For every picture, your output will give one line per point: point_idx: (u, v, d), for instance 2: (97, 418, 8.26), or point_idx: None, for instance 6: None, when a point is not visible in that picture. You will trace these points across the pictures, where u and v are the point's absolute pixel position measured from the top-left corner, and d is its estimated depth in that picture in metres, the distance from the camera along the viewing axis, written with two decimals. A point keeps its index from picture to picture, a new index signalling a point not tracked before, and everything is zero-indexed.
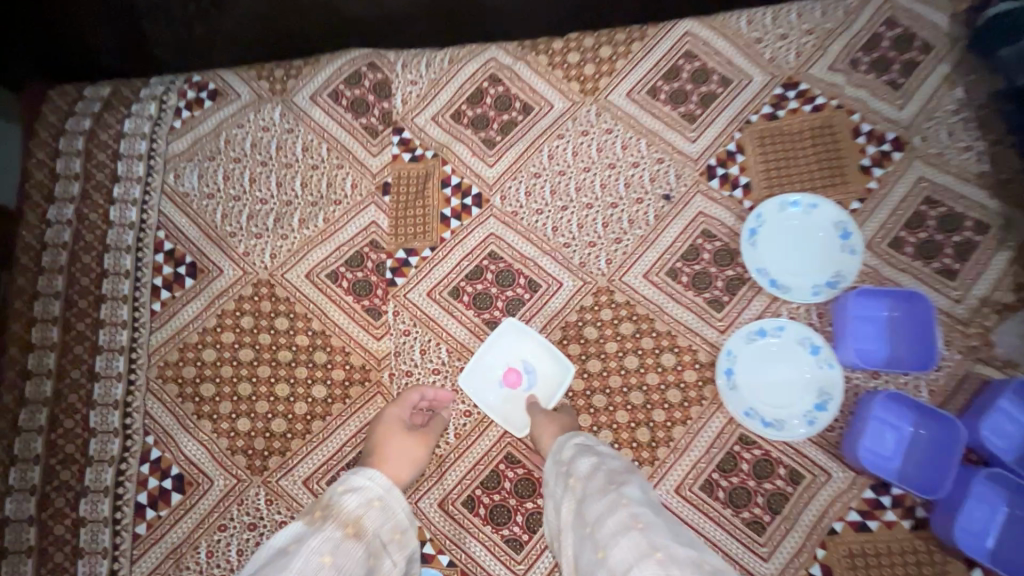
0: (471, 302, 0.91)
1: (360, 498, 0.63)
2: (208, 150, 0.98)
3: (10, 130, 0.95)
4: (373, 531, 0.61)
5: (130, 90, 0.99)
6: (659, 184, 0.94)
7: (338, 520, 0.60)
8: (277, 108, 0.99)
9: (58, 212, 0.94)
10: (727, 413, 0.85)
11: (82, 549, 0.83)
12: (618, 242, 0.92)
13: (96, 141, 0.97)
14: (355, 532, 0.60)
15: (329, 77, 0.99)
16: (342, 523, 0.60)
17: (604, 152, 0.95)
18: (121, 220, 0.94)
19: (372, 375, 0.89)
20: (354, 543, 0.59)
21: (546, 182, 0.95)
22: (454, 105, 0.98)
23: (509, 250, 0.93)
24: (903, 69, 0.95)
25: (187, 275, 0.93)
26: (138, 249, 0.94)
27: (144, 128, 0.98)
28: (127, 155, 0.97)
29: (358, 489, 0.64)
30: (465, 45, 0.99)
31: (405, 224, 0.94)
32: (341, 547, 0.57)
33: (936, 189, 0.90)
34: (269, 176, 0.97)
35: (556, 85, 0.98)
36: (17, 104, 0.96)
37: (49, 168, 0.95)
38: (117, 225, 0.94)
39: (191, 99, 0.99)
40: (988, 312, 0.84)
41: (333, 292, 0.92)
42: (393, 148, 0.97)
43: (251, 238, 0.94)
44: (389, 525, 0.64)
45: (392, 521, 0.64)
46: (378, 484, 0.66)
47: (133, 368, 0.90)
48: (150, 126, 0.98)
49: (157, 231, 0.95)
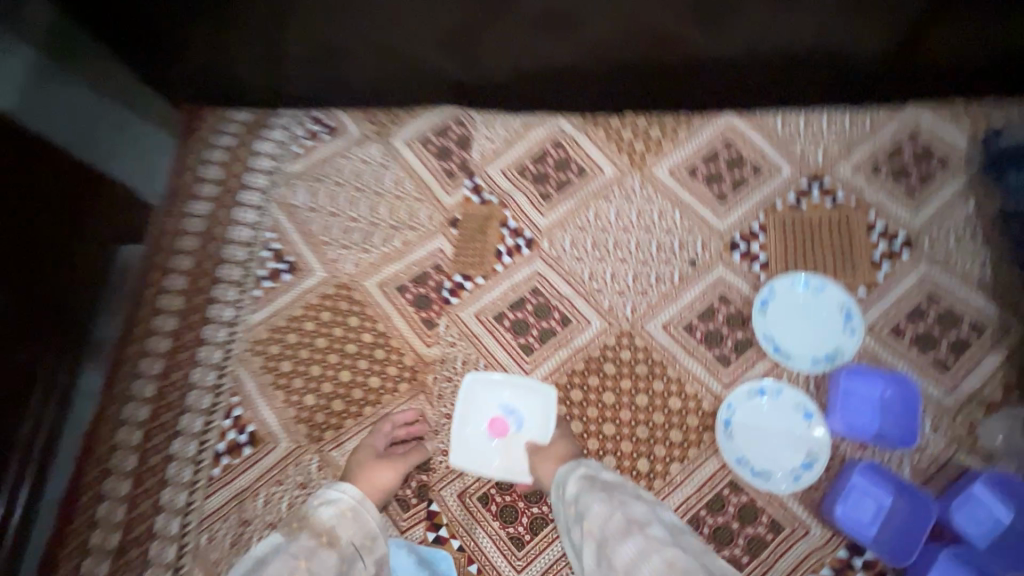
0: (511, 326, 1.07)
1: (334, 509, 0.86)
2: (318, 173, 1.20)
3: (168, 140, 1.21)
4: (344, 539, 0.83)
5: (265, 118, 1.23)
6: (687, 250, 1.08)
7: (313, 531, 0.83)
8: (377, 146, 1.21)
9: (196, 207, 1.18)
10: (721, 459, 0.95)
11: (168, 479, 1.01)
12: (644, 295, 1.06)
13: (235, 156, 1.21)
14: (328, 538, 0.82)
15: (422, 126, 1.21)
16: (316, 532, 0.83)
17: (642, 216, 1.11)
18: (243, 220, 1.17)
19: (419, 375, 1.06)
20: (326, 547, 0.81)
21: (589, 235, 1.11)
22: (521, 161, 1.16)
23: (550, 288, 1.09)
24: (921, 179, 1.07)
25: (286, 271, 1.14)
26: (251, 245, 1.16)
27: (272, 150, 1.21)
28: (256, 169, 1.20)
29: (331, 503, 0.87)
30: (537, 113, 1.18)
31: (466, 254, 1.12)
32: (314, 549, 0.80)
33: (938, 288, 1.00)
34: (362, 200, 1.18)
35: (609, 155, 1.15)
36: (180, 119, 1.22)
37: (195, 171, 1.20)
38: (239, 224, 1.17)
39: (311, 130, 1.22)
40: (975, 407, 0.94)
41: (398, 301, 1.10)
42: (465, 190, 1.16)
43: (340, 248, 1.15)
44: (359, 532, 0.86)
45: (361, 531, 0.86)
46: (352, 497, 0.89)
47: (231, 339, 1.10)
48: (277, 149, 1.21)
49: (268, 233, 1.17)
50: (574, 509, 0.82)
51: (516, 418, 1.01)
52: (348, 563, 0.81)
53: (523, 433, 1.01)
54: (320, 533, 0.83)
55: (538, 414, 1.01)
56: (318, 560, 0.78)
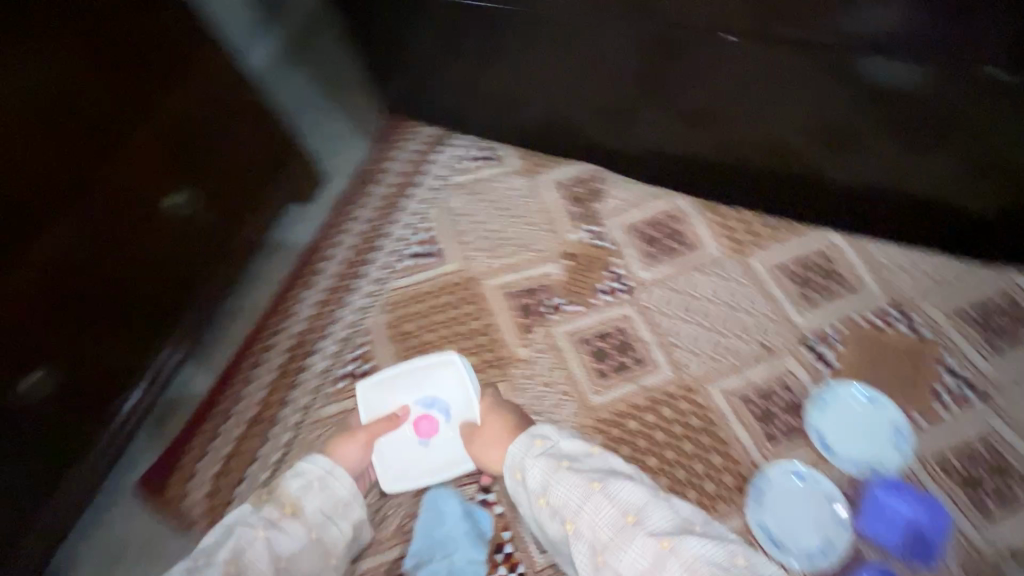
0: (592, 351, 1.26)
1: (301, 480, 1.05)
2: (473, 188, 1.49)
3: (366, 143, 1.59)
4: (309, 508, 1.02)
5: (448, 138, 1.56)
6: (763, 334, 1.23)
7: (277, 502, 1.02)
8: (526, 179, 1.49)
9: (377, 189, 1.52)
10: (744, 519, 1.08)
11: (300, 383, 1.31)
12: (715, 360, 1.22)
13: (416, 160, 1.55)
14: (293, 509, 1.01)
15: (567, 173, 1.48)
16: (285, 504, 1.01)
17: (731, 295, 1.28)
18: (407, 208, 1.49)
19: (505, 366, 1.28)
20: (290, 517, 0.99)
21: (681, 297, 1.30)
22: (639, 222, 1.39)
23: (635, 330, 1.27)
24: (998, 336, 1.19)
25: (427, 254, 1.42)
26: (407, 228, 1.46)
27: (445, 162, 1.54)
28: (429, 173, 1.53)
29: (300, 477, 1.06)
30: (665, 187, 1.42)
31: (573, 283, 1.34)
32: (279, 521, 0.99)
33: (992, 437, 1.11)
34: (500, 217, 1.45)
35: (717, 237, 1.35)
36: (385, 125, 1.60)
37: (384, 164, 1.55)
38: (403, 210, 1.49)
39: (479, 155, 1.54)
40: (998, 552, 1.04)
41: (507, 304, 1.34)
42: (584, 233, 1.40)
43: (473, 249, 1.41)
44: (329, 500, 1.05)
45: (328, 498, 1.05)
46: (320, 468, 1.08)
47: (372, 294, 1.39)
48: (449, 162, 1.54)
49: (422, 222, 1.47)
50: (542, 490, 0.99)
51: (435, 405, 1.23)
52: (318, 528, 1.01)
53: (452, 418, 1.22)
54: (288, 503, 1.01)
55: (445, 389, 1.24)
56: (283, 530, 0.98)
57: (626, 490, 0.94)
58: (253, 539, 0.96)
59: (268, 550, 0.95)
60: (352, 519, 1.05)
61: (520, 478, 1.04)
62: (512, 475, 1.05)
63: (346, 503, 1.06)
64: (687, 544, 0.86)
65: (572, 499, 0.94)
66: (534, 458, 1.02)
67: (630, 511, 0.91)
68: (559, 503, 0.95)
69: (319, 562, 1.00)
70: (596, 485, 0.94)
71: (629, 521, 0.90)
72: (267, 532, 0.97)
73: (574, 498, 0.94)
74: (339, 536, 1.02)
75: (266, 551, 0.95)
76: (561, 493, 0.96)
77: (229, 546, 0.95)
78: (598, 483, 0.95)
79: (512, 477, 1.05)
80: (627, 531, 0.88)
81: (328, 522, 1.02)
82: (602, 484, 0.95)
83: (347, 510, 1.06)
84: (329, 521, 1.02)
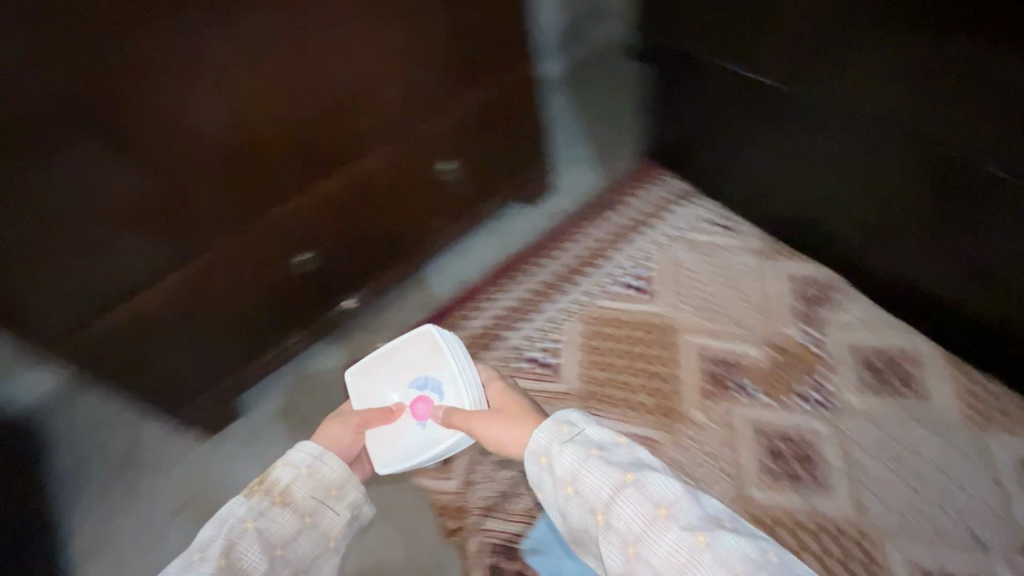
0: (785, 451, 1.54)
1: (293, 471, 1.13)
2: (728, 271, 1.84)
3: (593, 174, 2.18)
4: (294, 502, 1.09)
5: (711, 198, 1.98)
6: (963, 506, 1.45)
7: (270, 493, 1.10)
8: (776, 269, 1.81)
9: (621, 211, 2.03)
10: None
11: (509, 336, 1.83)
12: (918, 507, 1.45)
13: (663, 206, 2.01)
14: (283, 498, 1.09)
15: (826, 280, 1.78)
16: (270, 496, 1.10)
17: (945, 460, 1.50)
18: (631, 245, 1.94)
19: (681, 410, 1.62)
20: (277, 507, 1.08)
21: (898, 445, 1.52)
22: (875, 352, 1.64)
23: (843, 446, 1.53)
24: None
25: (638, 287, 1.85)
26: (626, 264, 1.91)
27: (705, 216, 1.96)
28: (685, 216, 1.97)
29: (287, 462, 1.15)
30: (914, 329, 1.68)
31: (787, 383, 1.63)
32: (268, 511, 1.07)
33: None
34: (736, 300, 1.78)
35: (957, 396, 1.56)
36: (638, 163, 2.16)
37: (632, 198, 2.05)
38: (624, 246, 1.95)
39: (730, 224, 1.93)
40: None
41: (718, 376, 1.66)
42: (808, 338, 1.69)
43: (694, 314, 1.77)
44: (320, 485, 1.13)
45: (320, 485, 1.13)
46: (309, 457, 1.17)
47: (573, 303, 1.86)
48: (704, 215, 1.96)
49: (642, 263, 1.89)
50: (574, 477, 1.01)
51: (432, 385, 1.46)
52: (313, 517, 1.10)
53: (444, 396, 1.43)
54: (276, 492, 1.10)
55: (446, 368, 1.46)
56: (273, 519, 1.06)
57: (657, 479, 0.97)
58: (246, 533, 1.03)
59: (259, 537, 1.04)
60: (346, 501, 1.13)
61: (545, 463, 1.05)
62: (538, 461, 1.06)
63: (337, 490, 1.14)
64: (720, 540, 0.89)
65: (604, 488, 0.98)
66: (564, 443, 1.04)
67: (661, 503, 0.94)
68: (592, 488, 0.99)
69: (316, 541, 1.09)
70: (628, 476, 0.98)
71: (659, 514, 0.93)
72: (260, 522, 1.06)
73: (605, 488, 0.98)
74: (336, 518, 1.11)
75: (256, 540, 1.03)
76: (589, 482, 1.00)
77: (233, 530, 1.03)
78: (630, 474, 0.98)
79: (537, 463, 1.06)
80: (659, 524, 0.92)
81: (323, 507, 1.11)
82: (633, 474, 0.98)
83: (337, 493, 1.14)
84: (325, 506, 1.11)
